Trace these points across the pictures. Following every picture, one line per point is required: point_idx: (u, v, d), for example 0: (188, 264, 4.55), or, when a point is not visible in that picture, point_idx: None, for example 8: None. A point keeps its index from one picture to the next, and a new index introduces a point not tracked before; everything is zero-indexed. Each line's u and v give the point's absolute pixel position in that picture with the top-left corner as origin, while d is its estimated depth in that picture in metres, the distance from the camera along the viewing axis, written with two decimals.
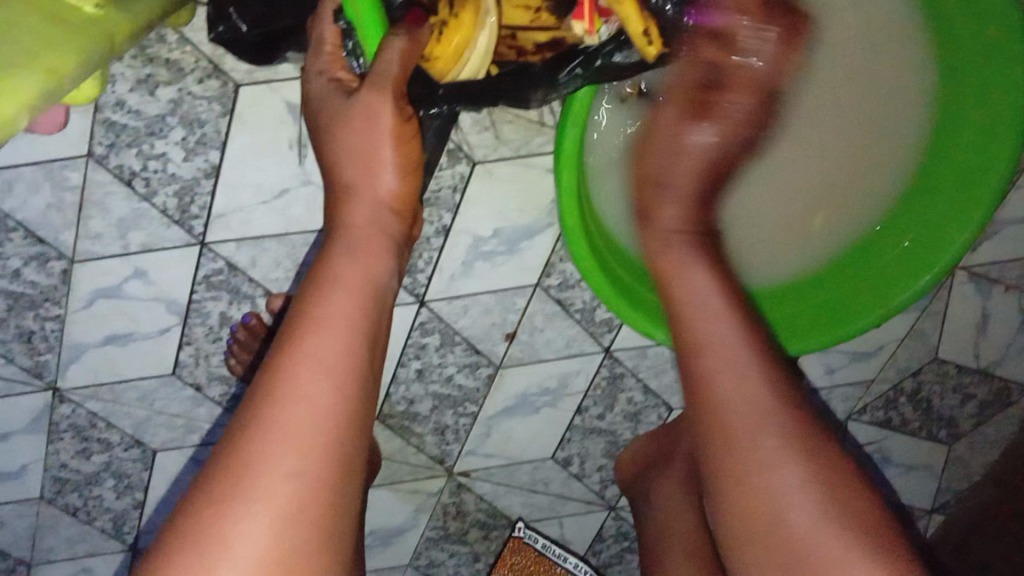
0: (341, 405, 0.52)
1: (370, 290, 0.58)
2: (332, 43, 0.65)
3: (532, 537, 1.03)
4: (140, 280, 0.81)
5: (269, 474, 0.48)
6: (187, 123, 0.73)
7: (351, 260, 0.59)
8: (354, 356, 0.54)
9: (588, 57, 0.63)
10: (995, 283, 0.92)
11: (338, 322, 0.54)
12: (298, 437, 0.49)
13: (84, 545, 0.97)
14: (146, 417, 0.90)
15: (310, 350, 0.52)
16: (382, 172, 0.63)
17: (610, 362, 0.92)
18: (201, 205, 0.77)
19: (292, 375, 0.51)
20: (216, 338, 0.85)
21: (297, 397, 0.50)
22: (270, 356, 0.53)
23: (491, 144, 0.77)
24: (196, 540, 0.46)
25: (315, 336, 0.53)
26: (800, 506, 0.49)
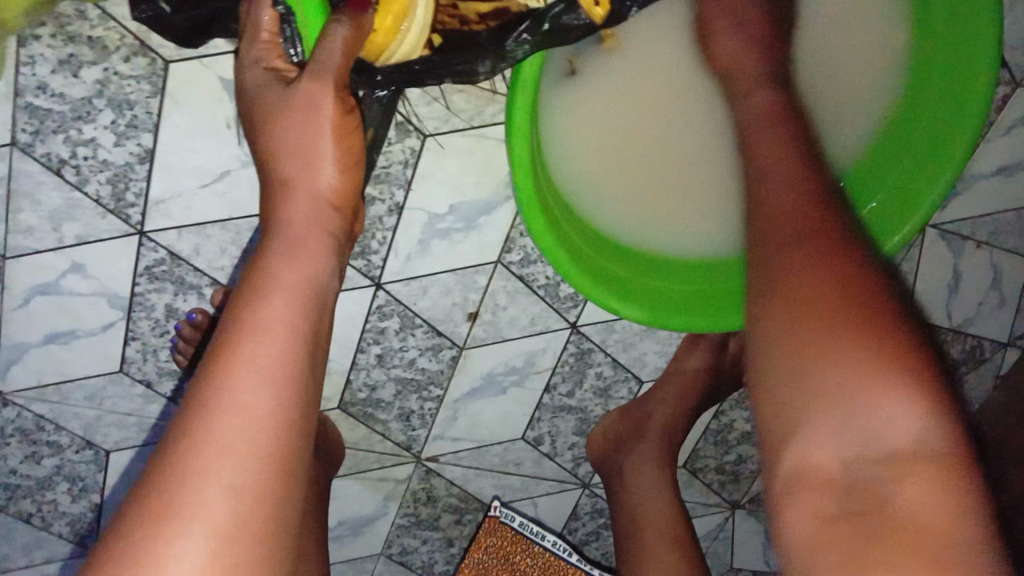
0: (281, 415, 0.50)
1: (311, 293, 0.56)
2: (271, 29, 0.62)
3: (508, 516, 1.01)
4: (78, 275, 0.77)
5: (209, 487, 0.46)
6: (116, 105, 0.69)
7: (292, 260, 0.56)
8: (294, 362, 0.52)
9: (534, 27, 0.59)
10: (965, 240, 0.91)
11: (277, 325, 0.52)
12: (236, 449, 0.47)
13: (41, 551, 0.94)
14: (97, 417, 0.86)
15: (248, 356, 0.50)
16: (321, 167, 0.61)
17: (577, 338, 0.90)
18: (137, 192, 0.73)
19: (227, 384, 0.49)
20: (163, 331, 0.81)
21: (236, 408, 0.48)
22: (206, 362, 0.51)
23: (441, 116, 0.73)
24: (129, 559, 0.43)
25: (253, 342, 0.51)
26: (857, 372, 0.41)
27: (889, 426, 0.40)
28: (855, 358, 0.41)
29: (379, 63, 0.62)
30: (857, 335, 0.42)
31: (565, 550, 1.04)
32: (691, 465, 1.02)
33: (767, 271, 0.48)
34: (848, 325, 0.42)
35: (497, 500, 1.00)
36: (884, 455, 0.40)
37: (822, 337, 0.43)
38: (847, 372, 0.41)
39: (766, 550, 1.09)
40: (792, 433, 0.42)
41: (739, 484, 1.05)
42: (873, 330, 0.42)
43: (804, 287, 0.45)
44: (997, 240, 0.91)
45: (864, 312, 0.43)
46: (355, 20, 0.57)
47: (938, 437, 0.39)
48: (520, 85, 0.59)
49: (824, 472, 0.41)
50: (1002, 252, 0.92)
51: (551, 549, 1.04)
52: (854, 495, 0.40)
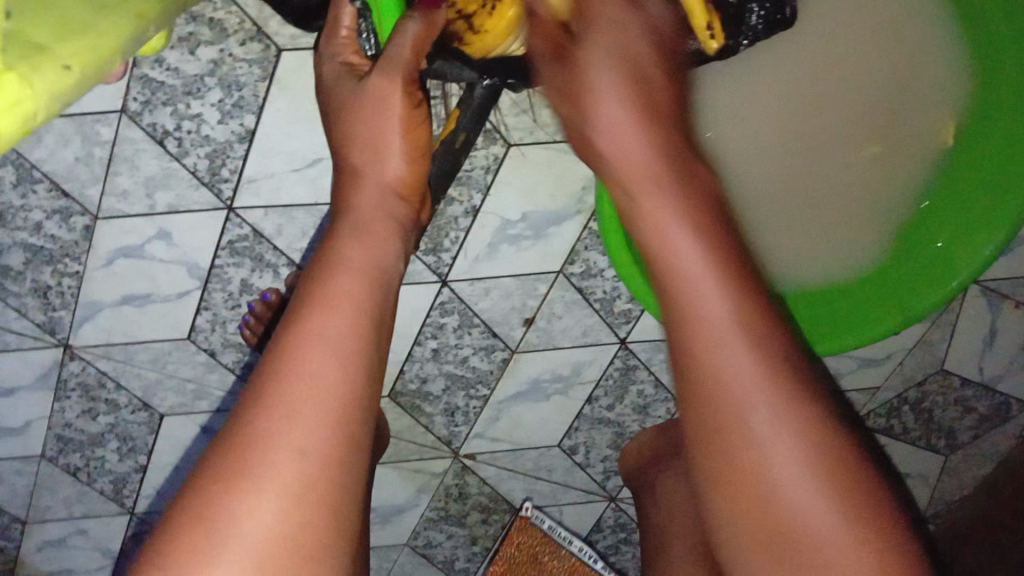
0: (349, 385, 0.50)
1: (376, 273, 0.57)
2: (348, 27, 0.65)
3: (539, 518, 1.02)
4: (163, 242, 0.80)
5: (279, 447, 0.46)
6: (225, 85, 0.72)
7: (359, 243, 0.58)
8: (360, 334, 0.53)
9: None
10: (1006, 298, 0.94)
11: (345, 300, 0.53)
12: (304, 411, 0.48)
13: (83, 506, 0.97)
14: (157, 380, 0.89)
15: (314, 326, 0.51)
16: (389, 158, 0.63)
17: (624, 354, 0.93)
18: (232, 168, 0.76)
19: (300, 353, 0.50)
20: (236, 305, 0.84)
21: (302, 376, 0.49)
22: (276, 335, 0.52)
23: (527, 127, 0.77)
24: (206, 512, 0.44)
25: (319, 316, 0.52)
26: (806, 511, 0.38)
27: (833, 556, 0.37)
28: (796, 495, 0.39)
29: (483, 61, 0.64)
30: (801, 463, 0.39)
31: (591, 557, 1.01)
32: None
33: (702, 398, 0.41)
34: (779, 434, 0.40)
35: (528, 501, 1.02)
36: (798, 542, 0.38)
37: (735, 426, 0.40)
38: (793, 508, 0.38)
39: None
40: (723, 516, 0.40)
41: None
42: (816, 452, 0.39)
43: (736, 397, 0.40)
44: None
45: (810, 441, 0.39)
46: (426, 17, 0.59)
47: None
48: None
49: None
50: None
51: (578, 555, 1.02)
52: None
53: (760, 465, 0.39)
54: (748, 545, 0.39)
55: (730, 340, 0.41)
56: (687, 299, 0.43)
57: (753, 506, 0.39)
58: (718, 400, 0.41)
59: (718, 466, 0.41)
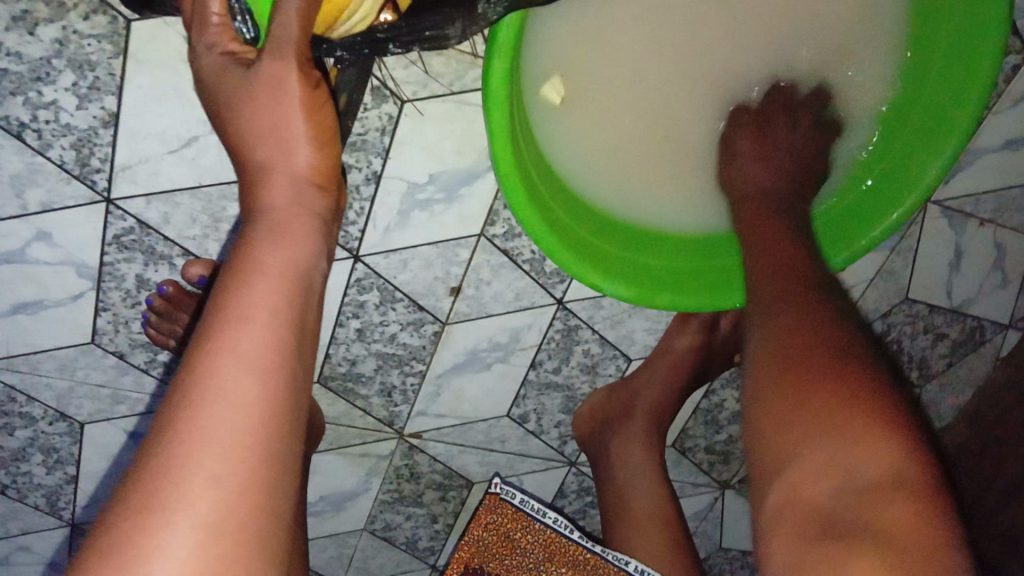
0: (270, 403, 0.47)
1: (296, 281, 0.52)
2: (219, 13, 0.57)
3: (508, 493, 0.94)
4: (44, 243, 0.74)
5: (190, 479, 0.43)
6: (76, 66, 0.65)
7: (275, 248, 0.53)
8: (280, 349, 0.49)
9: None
10: (968, 217, 0.88)
11: (261, 312, 0.49)
12: (224, 439, 0.44)
13: (18, 522, 0.92)
14: (69, 388, 0.84)
15: (228, 343, 0.47)
16: (296, 148, 0.57)
17: (563, 315, 0.87)
18: (102, 157, 0.70)
19: (210, 373, 0.46)
20: (135, 303, 0.79)
21: (220, 400, 0.45)
22: (188, 354, 0.48)
23: (420, 81, 0.70)
24: (115, 547, 0.41)
25: (235, 332, 0.48)
26: (868, 441, 0.45)
27: (876, 458, 0.44)
28: (863, 430, 0.45)
29: (335, 36, 0.57)
30: (871, 412, 0.46)
31: (567, 527, 0.94)
32: (680, 445, 0.98)
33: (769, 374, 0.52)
34: (843, 386, 0.48)
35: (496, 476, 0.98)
36: (874, 487, 0.43)
37: (798, 403, 0.49)
38: (861, 444, 0.45)
39: None
40: (787, 469, 0.47)
41: (730, 466, 1.01)
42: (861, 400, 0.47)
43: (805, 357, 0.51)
44: (1001, 218, 0.89)
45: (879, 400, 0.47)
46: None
47: (908, 473, 0.44)
48: (496, 48, 0.58)
49: (811, 500, 0.45)
50: (1006, 230, 0.89)
51: (552, 527, 0.95)
52: (832, 525, 0.43)
53: (821, 400, 0.47)
54: (829, 482, 0.45)
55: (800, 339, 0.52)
56: (778, 336, 0.53)
57: (808, 430, 0.47)
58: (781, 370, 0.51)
59: (775, 446, 0.49)
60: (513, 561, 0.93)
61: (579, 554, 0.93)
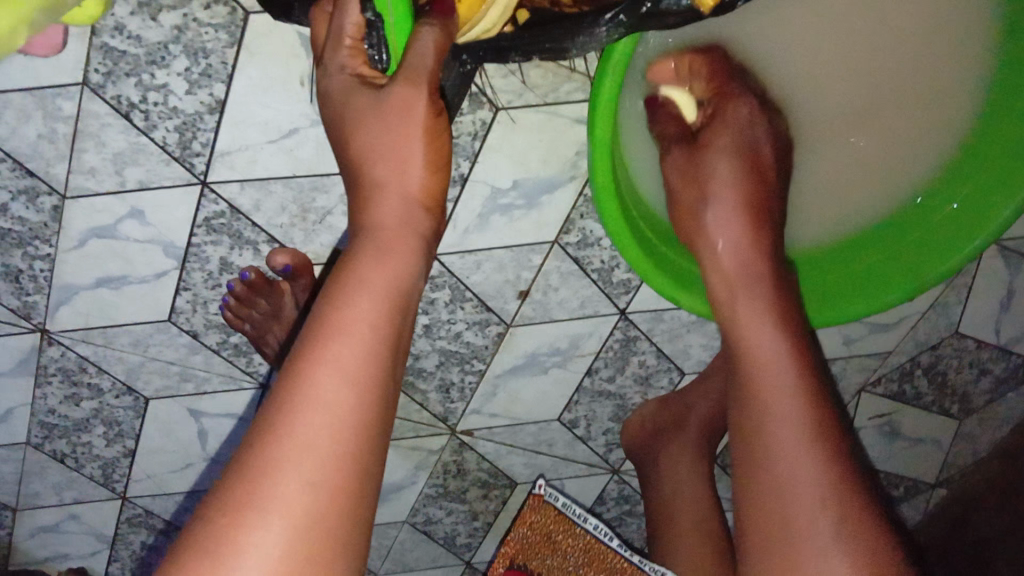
0: (364, 418, 0.47)
1: (397, 299, 0.53)
2: (353, 36, 0.58)
3: (552, 496, 0.97)
4: (136, 221, 0.76)
5: (278, 487, 0.44)
6: (191, 53, 0.68)
7: (381, 263, 0.53)
8: (377, 363, 0.49)
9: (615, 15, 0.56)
10: (1023, 258, 0.91)
11: (361, 325, 0.50)
12: (317, 445, 0.45)
13: (72, 491, 0.94)
14: (140, 362, 0.85)
15: (329, 355, 0.48)
16: (412, 170, 0.57)
17: (624, 325, 0.89)
18: (203, 142, 0.72)
19: (310, 382, 0.47)
20: (216, 284, 0.81)
21: (319, 408, 0.46)
22: (290, 360, 0.49)
23: (517, 90, 0.72)
24: (214, 539, 0.42)
25: (336, 345, 0.48)
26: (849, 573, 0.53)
27: None
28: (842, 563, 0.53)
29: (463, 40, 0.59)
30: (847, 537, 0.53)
31: (607, 534, 0.97)
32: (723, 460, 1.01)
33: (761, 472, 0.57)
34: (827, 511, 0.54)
35: (541, 478, 0.99)
36: None
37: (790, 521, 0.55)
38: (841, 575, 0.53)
39: None
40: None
41: None
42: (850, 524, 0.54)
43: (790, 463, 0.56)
44: None
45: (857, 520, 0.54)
46: (443, 21, 0.55)
47: None
48: (610, 64, 0.61)
49: None
50: None
51: (593, 533, 0.97)
52: None
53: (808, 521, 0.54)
54: None
55: (787, 436, 0.57)
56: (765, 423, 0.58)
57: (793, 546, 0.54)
58: (776, 472, 0.56)
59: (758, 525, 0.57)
60: (553, 562, 0.96)
61: (615, 561, 0.97)
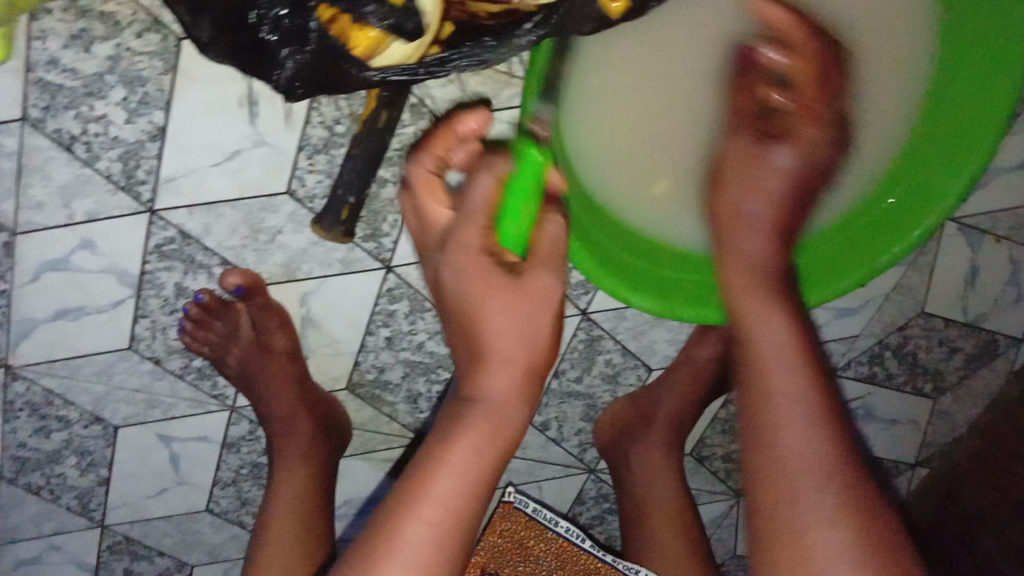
0: (438, 562, 0.54)
1: (498, 439, 0.57)
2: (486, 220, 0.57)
3: (522, 502, 0.97)
4: (88, 251, 0.76)
5: None
6: (128, 82, 0.68)
7: (481, 404, 0.58)
8: (456, 518, 0.55)
9: (546, 18, 0.55)
10: (983, 234, 0.91)
11: (450, 476, 0.55)
12: None
13: (51, 523, 0.94)
14: (105, 392, 0.85)
15: (416, 513, 0.54)
16: (499, 316, 0.57)
17: (587, 325, 0.89)
18: (147, 169, 0.72)
19: (396, 535, 0.54)
20: (172, 309, 0.81)
21: (403, 559, 0.53)
22: (390, 503, 0.56)
23: (457, 99, 0.72)
24: None
25: (422, 497, 0.55)
26: None
27: None
28: None
29: (376, 62, 0.56)
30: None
31: (579, 536, 0.96)
32: (697, 453, 1.02)
33: (776, 536, 0.53)
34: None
35: (511, 486, 0.98)
36: None
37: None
38: None
39: None
40: None
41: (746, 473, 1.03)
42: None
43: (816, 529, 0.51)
44: (1017, 236, 0.91)
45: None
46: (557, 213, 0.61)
47: None
48: (537, 57, 0.61)
49: None
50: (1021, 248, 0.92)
51: (565, 536, 0.97)
52: None
53: None
54: None
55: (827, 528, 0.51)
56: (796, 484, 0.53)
57: None
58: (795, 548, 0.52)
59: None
60: (526, 568, 0.96)
61: (590, 563, 0.96)
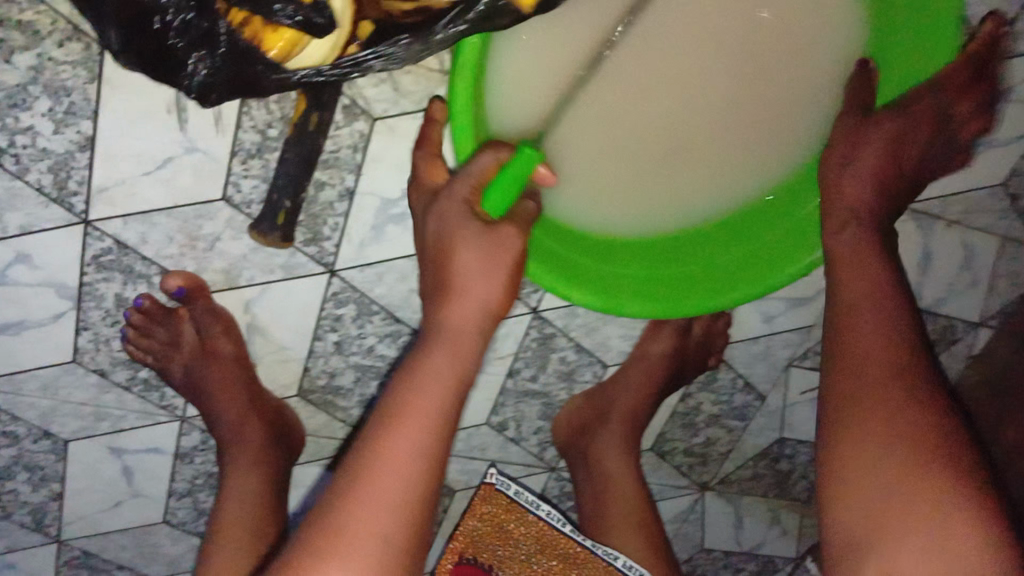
0: (419, 484, 0.60)
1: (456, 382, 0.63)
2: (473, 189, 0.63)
3: (503, 484, 0.95)
4: (24, 265, 0.74)
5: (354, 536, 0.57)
6: (52, 92, 0.65)
7: (444, 357, 0.63)
8: (430, 447, 0.60)
9: (462, 12, 0.55)
10: (936, 220, 0.89)
11: (425, 412, 0.61)
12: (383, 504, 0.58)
13: (6, 539, 0.93)
14: (51, 407, 0.84)
15: (394, 440, 0.60)
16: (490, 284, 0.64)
17: (539, 324, 0.87)
18: (79, 180, 0.70)
19: (379, 461, 0.59)
20: (115, 321, 0.80)
21: (389, 477, 0.59)
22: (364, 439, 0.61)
23: (390, 99, 0.71)
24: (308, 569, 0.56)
25: (401, 431, 0.60)
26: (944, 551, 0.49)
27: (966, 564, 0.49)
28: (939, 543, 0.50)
29: (292, 67, 0.55)
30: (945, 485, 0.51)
31: (558, 520, 0.94)
32: (658, 447, 1.01)
33: (849, 450, 0.56)
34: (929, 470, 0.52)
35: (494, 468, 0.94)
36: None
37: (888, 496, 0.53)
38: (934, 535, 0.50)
39: (736, 529, 1.09)
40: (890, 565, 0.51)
41: (708, 467, 1.03)
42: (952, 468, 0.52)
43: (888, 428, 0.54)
44: (969, 220, 0.90)
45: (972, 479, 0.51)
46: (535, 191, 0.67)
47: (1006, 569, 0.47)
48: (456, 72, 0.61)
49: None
50: (973, 232, 0.91)
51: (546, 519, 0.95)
52: None
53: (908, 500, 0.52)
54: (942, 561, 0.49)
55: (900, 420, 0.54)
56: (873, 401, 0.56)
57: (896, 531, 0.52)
58: (860, 454, 0.55)
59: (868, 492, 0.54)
60: (506, 552, 0.96)
61: (569, 548, 0.95)
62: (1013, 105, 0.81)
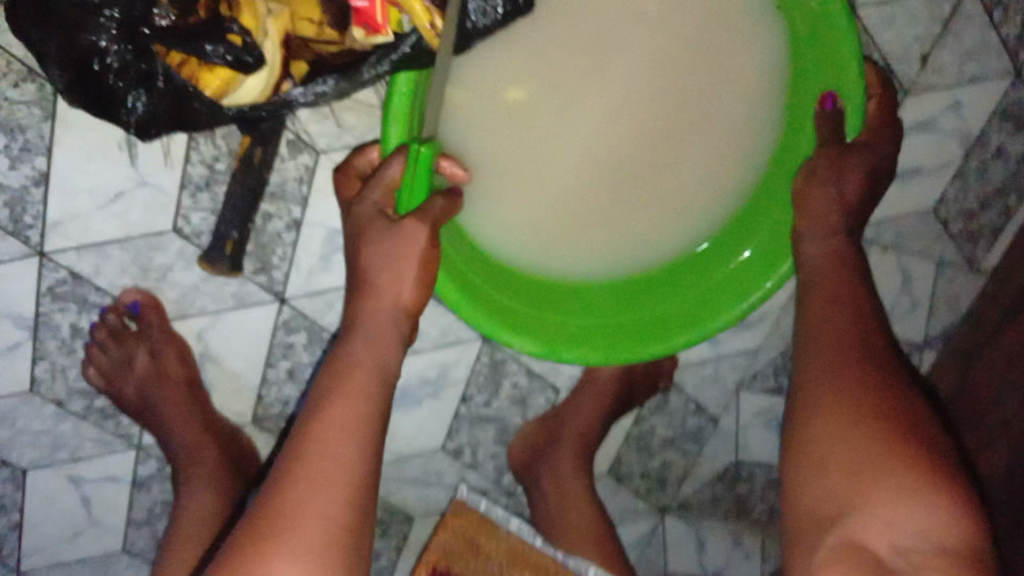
0: (358, 460, 0.60)
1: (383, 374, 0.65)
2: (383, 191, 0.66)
3: (475, 500, 0.91)
4: None
5: (295, 505, 0.57)
6: (7, 130, 0.67)
7: (370, 348, 0.65)
8: (365, 427, 0.61)
9: (385, 54, 0.58)
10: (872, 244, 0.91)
11: (356, 394, 0.63)
12: (324, 478, 0.58)
13: None
14: (11, 436, 0.85)
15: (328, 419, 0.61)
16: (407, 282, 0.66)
17: (490, 349, 0.91)
18: (34, 214, 0.72)
19: (316, 440, 0.59)
20: (70, 350, 0.82)
21: (326, 455, 0.59)
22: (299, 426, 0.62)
23: (333, 133, 0.75)
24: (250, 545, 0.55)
25: (333, 411, 0.61)
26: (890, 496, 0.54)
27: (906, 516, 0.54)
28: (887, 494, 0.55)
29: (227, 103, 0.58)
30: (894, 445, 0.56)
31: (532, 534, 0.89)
32: (615, 472, 1.02)
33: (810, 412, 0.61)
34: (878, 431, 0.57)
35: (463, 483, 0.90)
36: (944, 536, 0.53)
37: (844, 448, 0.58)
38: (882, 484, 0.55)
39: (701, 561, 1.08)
40: (846, 513, 0.56)
41: (667, 492, 1.04)
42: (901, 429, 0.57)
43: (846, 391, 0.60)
44: (903, 244, 0.92)
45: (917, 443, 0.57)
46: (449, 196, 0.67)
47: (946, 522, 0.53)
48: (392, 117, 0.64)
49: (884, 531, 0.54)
50: (909, 256, 0.93)
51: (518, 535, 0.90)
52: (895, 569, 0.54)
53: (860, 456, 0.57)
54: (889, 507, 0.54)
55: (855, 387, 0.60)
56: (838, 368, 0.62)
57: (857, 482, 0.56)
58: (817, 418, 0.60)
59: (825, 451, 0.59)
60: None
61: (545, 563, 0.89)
62: (919, 136, 0.87)
